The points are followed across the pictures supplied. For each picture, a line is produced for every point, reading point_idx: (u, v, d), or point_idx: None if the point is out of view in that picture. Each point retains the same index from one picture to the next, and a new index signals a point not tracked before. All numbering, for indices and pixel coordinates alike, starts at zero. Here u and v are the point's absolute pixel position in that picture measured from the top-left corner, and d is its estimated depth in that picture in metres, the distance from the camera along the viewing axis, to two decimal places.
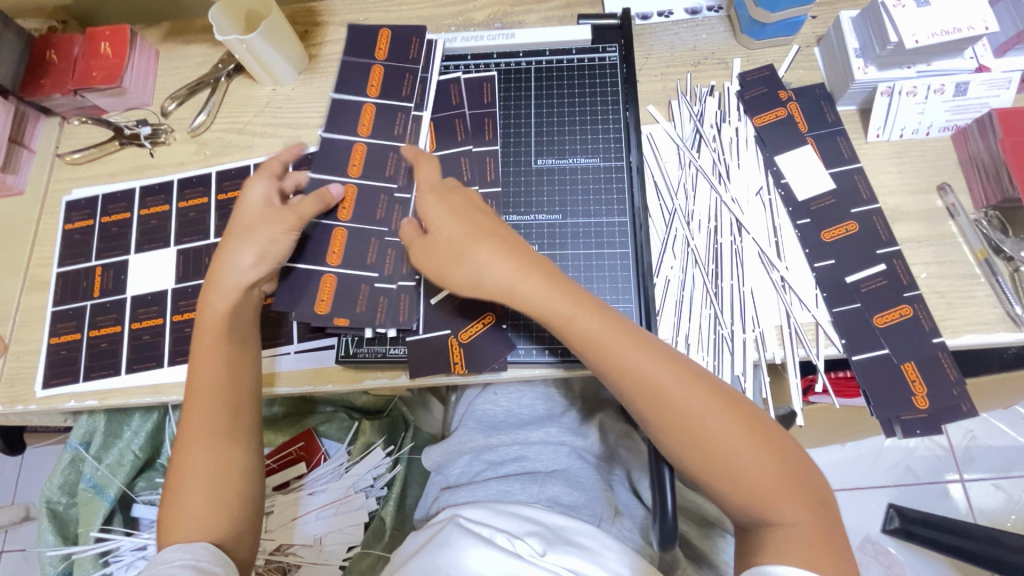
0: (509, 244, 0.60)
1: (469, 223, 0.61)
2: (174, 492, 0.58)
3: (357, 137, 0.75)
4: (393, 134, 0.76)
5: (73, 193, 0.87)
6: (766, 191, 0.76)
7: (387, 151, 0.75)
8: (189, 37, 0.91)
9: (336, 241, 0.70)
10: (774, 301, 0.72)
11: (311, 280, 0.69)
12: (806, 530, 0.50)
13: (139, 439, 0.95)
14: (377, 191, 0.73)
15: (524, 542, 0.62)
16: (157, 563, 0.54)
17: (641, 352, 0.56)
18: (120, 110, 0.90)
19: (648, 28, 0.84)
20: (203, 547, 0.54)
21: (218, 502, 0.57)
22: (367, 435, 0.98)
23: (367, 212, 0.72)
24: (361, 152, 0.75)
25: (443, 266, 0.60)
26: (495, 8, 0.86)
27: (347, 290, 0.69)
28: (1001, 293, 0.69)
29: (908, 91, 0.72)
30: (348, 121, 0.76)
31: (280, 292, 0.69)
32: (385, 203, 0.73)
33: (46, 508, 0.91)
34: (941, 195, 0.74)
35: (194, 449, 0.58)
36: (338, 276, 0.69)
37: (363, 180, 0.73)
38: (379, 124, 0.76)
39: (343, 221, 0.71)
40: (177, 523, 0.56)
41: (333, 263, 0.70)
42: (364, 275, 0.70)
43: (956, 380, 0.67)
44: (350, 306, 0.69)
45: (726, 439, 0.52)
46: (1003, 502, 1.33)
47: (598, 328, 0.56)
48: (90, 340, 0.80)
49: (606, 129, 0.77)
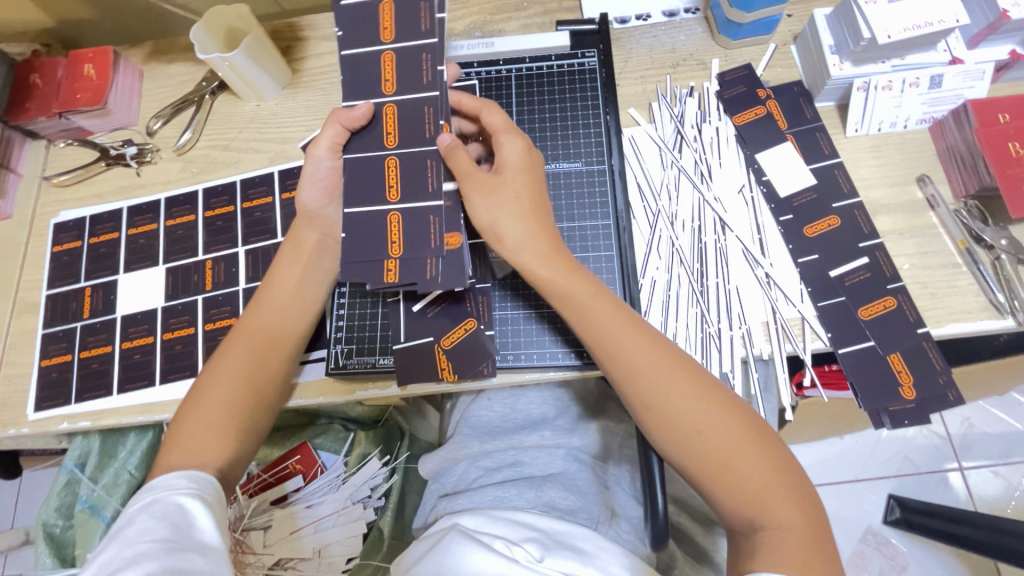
0: (541, 223, 0.60)
1: (517, 185, 0.60)
2: (191, 407, 0.63)
3: (381, 45, 0.60)
4: (421, 31, 0.59)
5: (60, 215, 0.87)
6: (749, 189, 0.77)
7: (419, 54, 0.59)
8: (172, 57, 0.91)
9: (390, 174, 0.59)
10: (759, 298, 0.73)
11: (373, 222, 0.59)
12: (794, 534, 0.50)
13: (134, 458, 0.94)
14: (420, 105, 0.59)
15: (521, 549, 0.62)
16: (161, 488, 0.55)
17: (648, 347, 0.56)
18: (106, 131, 0.90)
19: (626, 32, 0.85)
20: (207, 479, 0.58)
21: (225, 414, 0.62)
22: (362, 446, 1.00)
23: (413, 131, 0.59)
24: (391, 62, 0.60)
25: (493, 215, 0.59)
26: (475, 18, 0.87)
27: (416, 230, 0.58)
28: (983, 282, 0.70)
29: (883, 85, 0.73)
30: (366, 27, 0.60)
31: (343, 249, 0.59)
32: (432, 118, 0.59)
33: (42, 531, 0.92)
34: (920, 186, 0.75)
35: (229, 361, 0.65)
36: (403, 213, 0.59)
37: (400, 96, 0.59)
38: (403, 20, 0.60)
39: (393, 148, 0.59)
40: (188, 419, 0.62)
41: (393, 199, 0.59)
42: (430, 208, 0.58)
43: (942, 369, 0.67)
44: (415, 251, 0.58)
45: (721, 439, 0.53)
46: (1002, 489, 1.33)
47: (607, 324, 0.57)
48: (82, 361, 0.80)
49: (588, 133, 0.78)
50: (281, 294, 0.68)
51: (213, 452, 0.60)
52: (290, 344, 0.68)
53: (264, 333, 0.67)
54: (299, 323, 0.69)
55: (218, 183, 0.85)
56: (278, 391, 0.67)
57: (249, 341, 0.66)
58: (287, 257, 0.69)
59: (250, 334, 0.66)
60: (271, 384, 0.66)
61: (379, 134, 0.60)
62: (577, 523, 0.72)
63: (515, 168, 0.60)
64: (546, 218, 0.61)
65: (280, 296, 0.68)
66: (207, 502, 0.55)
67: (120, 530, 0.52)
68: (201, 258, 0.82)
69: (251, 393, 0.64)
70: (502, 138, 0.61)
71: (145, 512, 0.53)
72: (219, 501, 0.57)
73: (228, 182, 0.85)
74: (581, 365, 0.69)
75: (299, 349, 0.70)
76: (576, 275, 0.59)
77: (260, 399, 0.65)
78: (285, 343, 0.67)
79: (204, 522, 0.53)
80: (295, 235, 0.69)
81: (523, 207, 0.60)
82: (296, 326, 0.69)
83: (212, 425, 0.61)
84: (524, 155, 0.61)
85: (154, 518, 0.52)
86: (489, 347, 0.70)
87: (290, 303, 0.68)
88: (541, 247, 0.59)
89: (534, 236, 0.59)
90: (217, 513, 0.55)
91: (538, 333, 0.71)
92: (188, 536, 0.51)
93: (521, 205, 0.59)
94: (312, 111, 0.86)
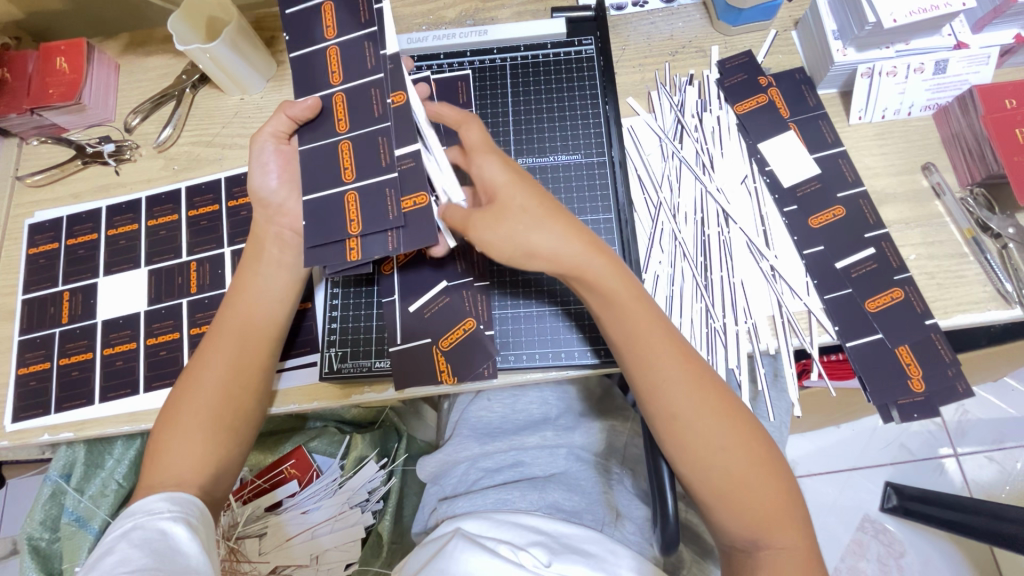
0: (571, 226, 0.57)
1: (532, 201, 0.57)
2: (170, 420, 0.61)
3: (325, 42, 0.61)
4: (361, 22, 0.61)
5: (36, 216, 0.83)
6: (752, 179, 0.75)
7: (361, 43, 0.60)
8: (149, 49, 0.87)
9: (344, 156, 0.59)
10: (764, 291, 0.71)
11: (331, 204, 0.58)
12: (794, 555, 0.51)
13: (122, 467, 0.92)
14: (367, 87, 0.59)
15: (528, 554, 0.60)
16: (141, 513, 0.55)
17: (683, 361, 0.56)
18: (81, 127, 0.86)
19: (623, 19, 0.82)
20: (191, 500, 0.57)
21: (207, 431, 0.61)
22: (359, 449, 0.96)
23: (362, 113, 0.59)
24: (336, 55, 0.61)
25: (510, 238, 0.56)
26: (467, 5, 0.83)
27: (373, 202, 0.57)
28: (990, 271, 0.68)
29: (888, 71, 0.71)
30: (309, 28, 0.62)
31: (304, 232, 0.59)
32: (379, 98, 0.59)
33: (27, 544, 0.88)
34: (926, 174, 0.73)
35: (207, 375, 0.63)
36: (359, 192, 0.58)
37: (347, 84, 0.60)
38: (343, 16, 0.61)
39: (345, 133, 0.59)
40: (170, 436, 0.60)
41: (349, 178, 0.58)
42: (385, 180, 0.57)
43: (951, 361, 0.66)
44: (373, 224, 0.57)
45: (737, 461, 0.53)
46: (997, 474, 1.34)
47: (647, 334, 0.56)
48: (61, 369, 0.76)
49: (586, 124, 0.77)
50: (253, 294, 0.66)
51: (196, 467, 0.60)
52: (268, 346, 0.66)
53: (242, 342, 0.65)
54: (272, 324, 0.67)
55: (201, 181, 0.82)
56: (258, 398, 0.65)
57: (223, 348, 0.64)
58: (249, 254, 0.67)
59: (222, 340, 0.64)
60: (250, 391, 0.64)
61: (331, 122, 0.60)
62: (582, 525, 0.70)
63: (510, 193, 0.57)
64: (581, 224, 0.59)
65: (249, 295, 0.66)
66: (191, 524, 0.55)
67: (100, 559, 0.51)
68: (185, 259, 0.79)
69: (231, 404, 0.63)
70: (483, 161, 0.58)
71: (126, 540, 0.52)
72: (203, 521, 0.57)
73: (212, 179, 0.82)
74: (594, 364, 0.68)
75: (277, 348, 0.68)
76: (622, 276, 0.57)
77: (239, 409, 0.63)
78: (259, 346, 0.66)
79: (190, 544, 0.53)
80: (254, 234, 0.67)
81: (553, 217, 0.57)
82: (268, 327, 0.66)
83: (193, 442, 0.60)
84: (503, 176, 0.58)
85: (134, 545, 0.52)
86: (490, 347, 0.67)
87: (261, 304, 0.66)
88: (581, 249, 0.56)
89: (569, 236, 0.56)
90: (200, 535, 0.55)
91: (541, 333, 0.69)
92: (171, 560, 0.51)
93: (547, 213, 0.57)
94: None
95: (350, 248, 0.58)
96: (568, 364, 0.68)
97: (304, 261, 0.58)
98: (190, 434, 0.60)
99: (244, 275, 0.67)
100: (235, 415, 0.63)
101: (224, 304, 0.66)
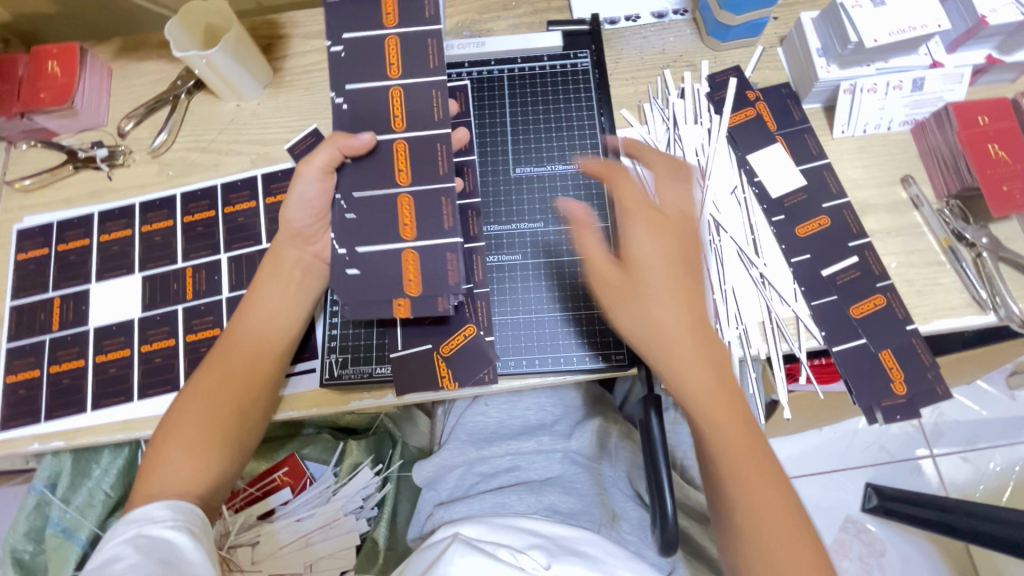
0: (683, 321, 0.55)
1: (660, 282, 0.56)
2: (172, 426, 0.61)
3: (388, 80, 0.63)
4: (430, 68, 0.63)
5: (25, 221, 0.82)
6: (740, 190, 0.78)
7: (428, 90, 0.63)
8: (142, 54, 0.87)
9: (404, 212, 0.61)
10: (754, 298, 0.74)
11: (388, 259, 0.61)
12: None
13: (110, 476, 0.89)
14: (431, 141, 0.62)
15: (527, 556, 0.61)
16: (143, 520, 0.54)
17: (766, 477, 0.53)
18: (72, 132, 0.85)
19: (616, 32, 0.84)
20: (193, 509, 0.57)
21: (209, 442, 0.61)
22: (354, 455, 0.97)
23: (426, 168, 0.62)
24: (399, 98, 0.63)
25: (630, 301, 0.57)
26: (463, 17, 0.85)
27: (434, 263, 0.61)
28: (966, 279, 0.72)
29: (869, 88, 0.75)
30: (372, 64, 0.63)
31: (353, 287, 0.61)
32: (444, 154, 0.62)
33: (10, 557, 0.86)
34: (905, 186, 0.77)
35: (212, 390, 0.63)
36: (418, 251, 0.61)
37: (410, 134, 0.62)
38: (409, 59, 0.63)
39: (405, 186, 0.62)
40: (166, 445, 0.60)
41: (409, 237, 0.61)
42: (446, 244, 0.61)
43: (930, 364, 0.70)
44: (431, 288, 0.61)
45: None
46: (971, 474, 1.39)
47: (737, 444, 0.54)
48: (51, 377, 0.75)
49: (583, 135, 0.78)
50: (266, 309, 0.66)
51: (194, 478, 0.59)
52: (274, 362, 0.66)
53: (248, 359, 0.64)
54: (282, 339, 0.67)
55: (197, 187, 0.81)
56: (261, 411, 0.65)
57: (235, 358, 0.64)
58: (268, 269, 0.68)
59: (231, 353, 0.64)
60: (256, 405, 0.65)
61: (390, 170, 0.62)
62: (579, 527, 0.71)
63: (640, 263, 0.57)
64: (699, 321, 0.56)
65: (261, 310, 0.66)
66: (193, 532, 0.55)
67: (106, 568, 0.51)
68: (180, 265, 0.78)
69: (235, 414, 0.63)
70: (629, 221, 0.58)
71: (132, 548, 0.52)
72: (204, 530, 0.57)
73: (207, 185, 0.81)
74: (588, 369, 0.69)
75: (285, 362, 0.68)
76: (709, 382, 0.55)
77: (242, 424, 0.63)
78: (268, 357, 0.65)
79: (195, 553, 0.53)
80: (275, 254, 0.68)
81: (662, 306, 0.56)
82: (280, 340, 0.67)
83: (190, 452, 0.60)
84: (645, 243, 0.57)
85: (140, 553, 0.51)
86: (490, 353, 0.69)
87: (265, 317, 0.66)
88: (680, 343, 0.55)
89: (668, 329, 0.55)
90: (204, 543, 0.55)
91: (545, 338, 0.70)
92: (176, 568, 0.51)
93: (666, 297, 0.56)
94: (296, 111, 0.83)
95: (396, 308, 0.61)
96: (568, 368, 0.69)
97: (350, 311, 0.61)
98: (188, 446, 0.60)
99: (259, 288, 0.67)
100: (238, 427, 0.63)
101: (234, 318, 0.67)
